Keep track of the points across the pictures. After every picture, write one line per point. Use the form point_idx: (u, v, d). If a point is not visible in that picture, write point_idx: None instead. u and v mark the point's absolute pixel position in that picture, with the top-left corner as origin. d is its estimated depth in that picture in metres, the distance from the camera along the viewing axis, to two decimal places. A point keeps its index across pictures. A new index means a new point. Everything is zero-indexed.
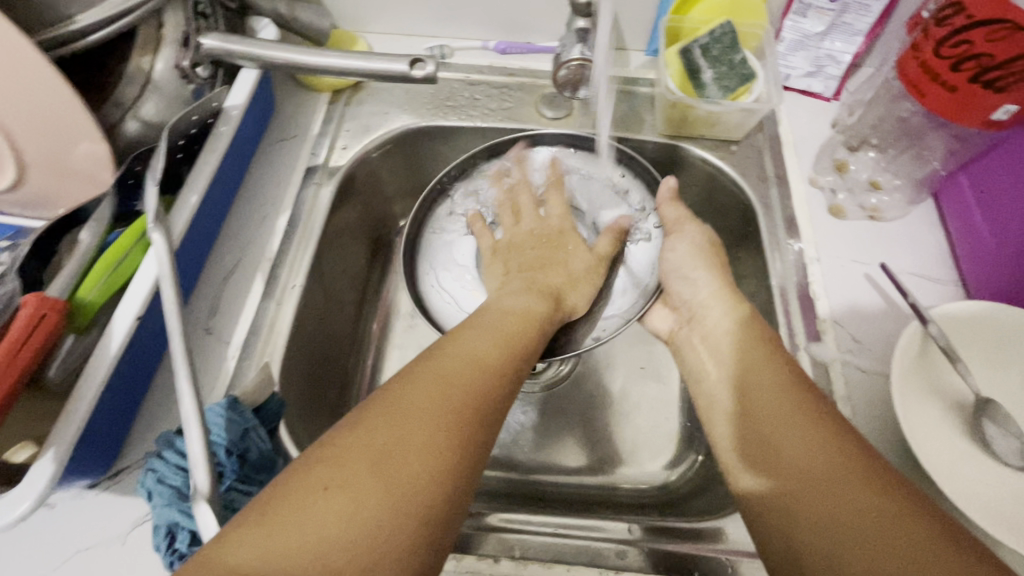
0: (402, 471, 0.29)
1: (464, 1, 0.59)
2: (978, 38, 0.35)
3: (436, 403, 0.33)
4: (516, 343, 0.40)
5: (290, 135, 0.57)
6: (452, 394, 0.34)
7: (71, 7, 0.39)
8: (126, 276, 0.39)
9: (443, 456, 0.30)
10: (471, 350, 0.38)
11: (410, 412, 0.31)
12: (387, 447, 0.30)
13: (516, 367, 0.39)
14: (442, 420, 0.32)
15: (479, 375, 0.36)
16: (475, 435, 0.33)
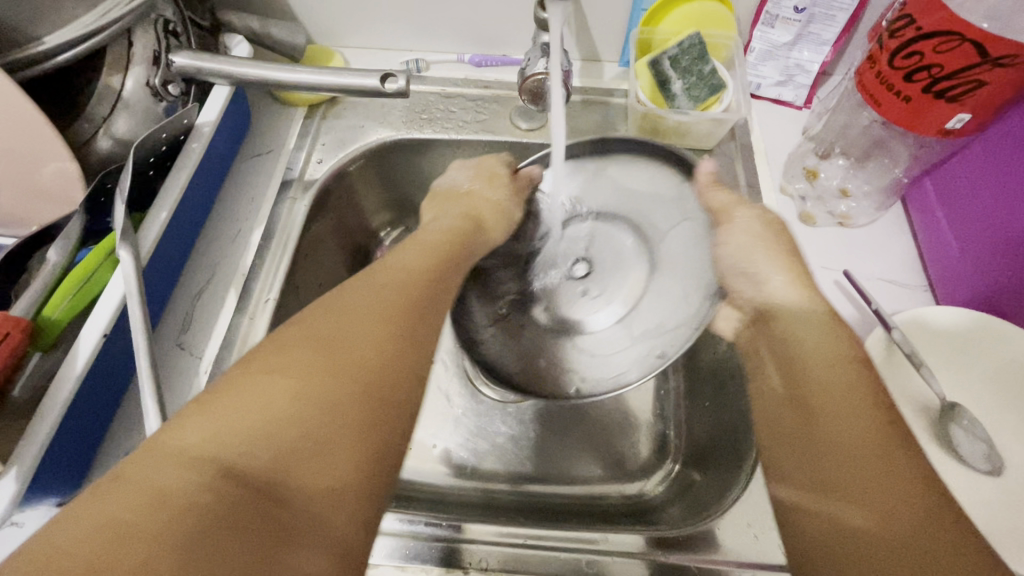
0: (341, 352, 0.32)
1: (438, 15, 0.60)
2: (927, 49, 0.36)
3: (384, 305, 0.36)
4: (447, 251, 0.44)
5: (266, 150, 0.57)
6: (398, 299, 0.37)
7: (40, 28, 0.40)
8: (93, 293, 0.39)
9: (382, 339, 0.34)
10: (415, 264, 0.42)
11: (348, 311, 0.35)
12: (333, 342, 0.33)
13: (449, 271, 0.43)
14: (379, 313, 0.35)
15: (412, 279, 0.40)
16: (414, 324, 0.36)
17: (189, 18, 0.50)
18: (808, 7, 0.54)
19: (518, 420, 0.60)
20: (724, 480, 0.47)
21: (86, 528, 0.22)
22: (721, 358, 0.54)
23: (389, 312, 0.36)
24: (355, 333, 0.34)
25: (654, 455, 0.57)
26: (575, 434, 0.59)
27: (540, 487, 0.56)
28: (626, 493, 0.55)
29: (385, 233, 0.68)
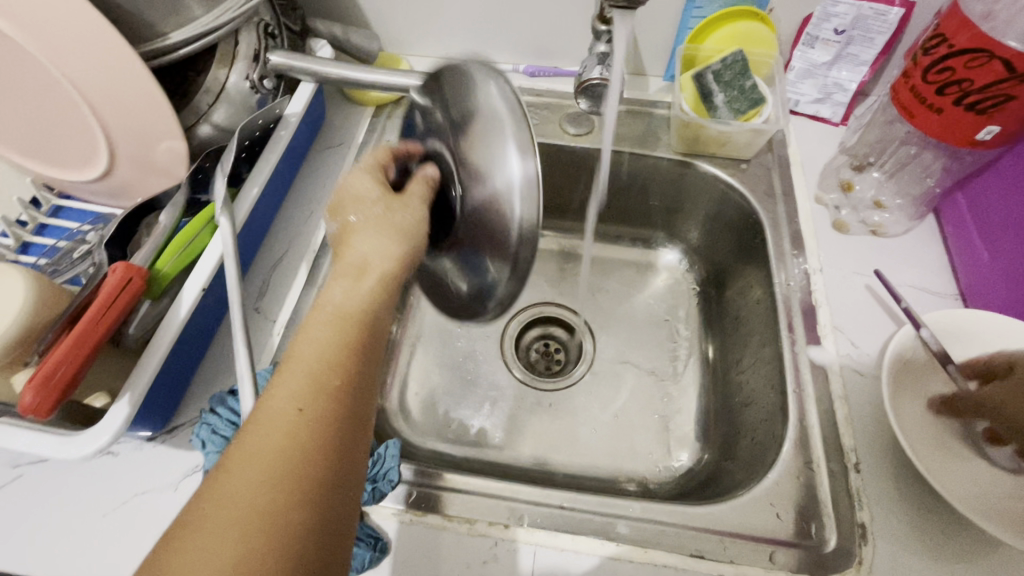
0: (232, 533, 0.26)
1: (499, 29, 0.66)
2: (958, 65, 0.40)
3: (301, 403, 0.30)
4: (353, 340, 0.34)
5: (337, 143, 0.63)
6: (305, 421, 0.30)
7: (167, 26, 0.46)
8: (195, 253, 0.44)
9: (277, 501, 0.27)
10: (324, 346, 0.33)
11: (236, 473, 0.28)
12: (229, 501, 0.27)
13: (352, 372, 0.33)
14: (274, 471, 0.28)
15: (310, 403, 0.30)
16: (322, 466, 0.29)
17: (283, 23, 0.57)
18: (847, 29, 0.57)
19: (553, 406, 0.63)
20: (753, 467, 0.49)
21: None
22: (752, 357, 0.57)
23: (299, 439, 0.29)
24: (256, 484, 0.27)
25: (681, 447, 0.60)
26: (606, 422, 0.62)
27: (573, 469, 0.59)
28: (654, 480, 0.58)
29: None
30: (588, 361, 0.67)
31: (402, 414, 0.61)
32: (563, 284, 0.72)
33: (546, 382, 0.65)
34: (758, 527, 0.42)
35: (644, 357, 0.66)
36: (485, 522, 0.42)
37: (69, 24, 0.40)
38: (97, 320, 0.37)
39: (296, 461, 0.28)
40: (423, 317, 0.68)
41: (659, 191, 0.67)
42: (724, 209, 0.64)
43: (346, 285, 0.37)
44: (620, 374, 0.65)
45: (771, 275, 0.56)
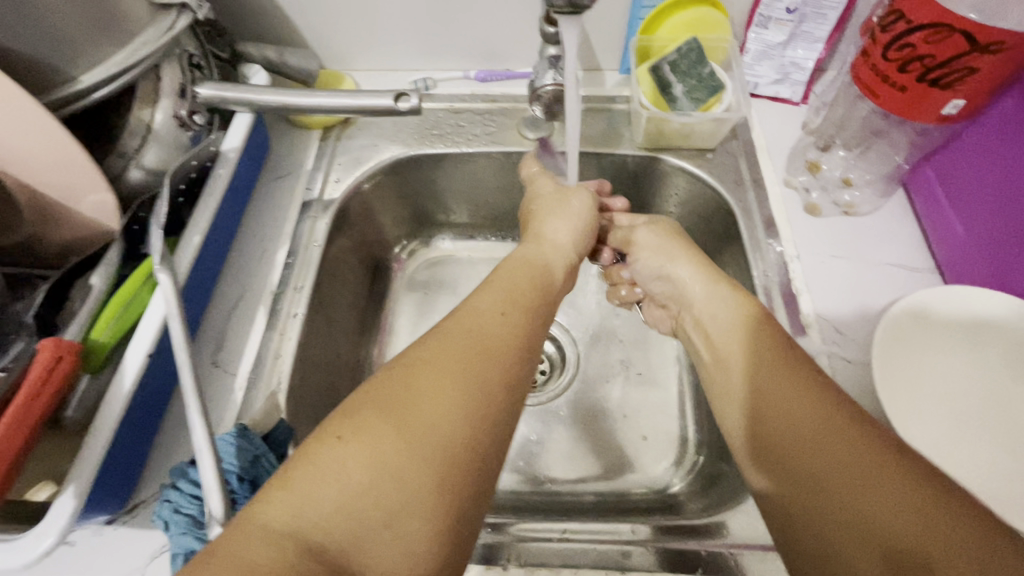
0: (417, 415, 0.30)
1: (444, 34, 0.63)
2: (919, 41, 0.39)
3: (484, 332, 0.36)
4: (522, 298, 0.41)
5: (285, 173, 0.60)
6: (508, 319, 0.38)
7: (73, 69, 0.42)
8: (136, 315, 0.41)
9: (481, 403, 0.32)
10: (483, 319, 0.37)
11: (443, 367, 0.33)
12: (434, 414, 0.30)
13: (528, 322, 0.39)
14: (472, 374, 0.33)
15: (500, 326, 0.37)
16: (499, 380, 0.34)
17: (210, 51, 0.53)
18: (799, 7, 0.56)
19: (541, 423, 0.61)
20: None
21: (341, 525, 0.26)
22: None
23: (471, 378, 0.33)
24: (443, 412, 0.31)
25: (676, 450, 0.58)
26: (599, 431, 0.60)
27: (570, 485, 0.57)
28: (652, 488, 0.56)
29: (400, 247, 0.70)
30: (572, 370, 0.65)
31: None
32: None
33: (533, 398, 0.63)
34: (763, 534, 0.41)
35: (631, 358, 0.64)
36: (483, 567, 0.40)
37: None
38: (25, 408, 0.33)
39: (497, 352, 0.35)
40: (397, 345, 0.65)
41: (626, 188, 0.65)
42: (695, 200, 0.62)
43: (532, 247, 0.49)
44: (608, 380, 0.63)
45: (749, 266, 0.54)
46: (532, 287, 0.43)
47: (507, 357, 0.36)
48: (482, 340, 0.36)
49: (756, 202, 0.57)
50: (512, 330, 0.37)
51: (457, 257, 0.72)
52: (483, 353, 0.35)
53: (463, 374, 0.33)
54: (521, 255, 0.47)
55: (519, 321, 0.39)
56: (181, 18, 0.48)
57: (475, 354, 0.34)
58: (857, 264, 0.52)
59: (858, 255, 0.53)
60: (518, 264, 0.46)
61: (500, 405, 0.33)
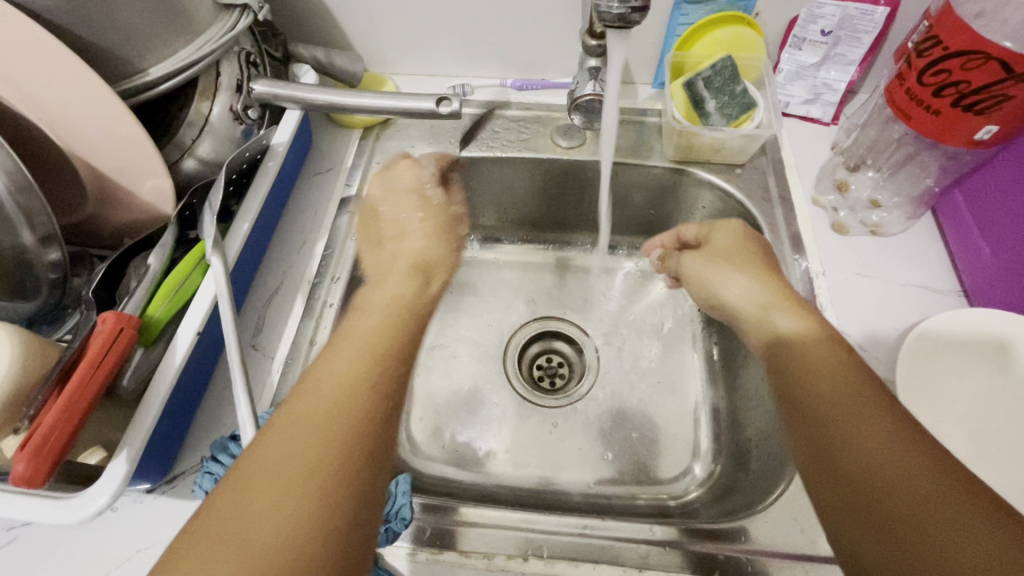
0: (245, 542, 0.26)
1: (484, 42, 0.65)
2: (954, 67, 0.40)
3: (326, 407, 0.32)
4: (378, 354, 0.37)
5: (325, 169, 0.62)
6: (357, 382, 0.34)
7: (143, 62, 0.45)
8: (187, 295, 0.43)
9: (325, 501, 0.28)
10: (336, 383, 0.34)
11: (276, 469, 0.28)
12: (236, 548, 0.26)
13: (385, 377, 0.35)
14: (310, 468, 0.29)
15: (357, 396, 0.33)
16: (350, 468, 0.30)
17: (265, 50, 0.55)
18: (834, 30, 0.57)
19: (558, 424, 0.62)
20: (769, 479, 0.49)
21: None
22: (759, 365, 0.56)
23: (311, 476, 0.28)
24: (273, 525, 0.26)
25: (693, 458, 0.59)
26: (617, 436, 0.61)
27: (586, 487, 0.58)
28: (668, 494, 0.57)
29: None
30: (591, 375, 0.66)
31: (411, 443, 0.60)
32: (562, 297, 0.71)
33: (551, 400, 0.64)
34: (780, 542, 0.42)
35: (651, 366, 0.65)
36: (503, 555, 0.42)
37: (52, 78, 0.39)
38: (87, 377, 0.35)
39: (347, 429, 0.31)
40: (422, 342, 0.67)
41: (653, 199, 0.66)
42: (722, 214, 0.63)
43: (395, 280, 0.46)
44: (627, 386, 0.64)
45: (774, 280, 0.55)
46: (389, 334, 0.39)
47: (331, 441, 0.30)
48: (324, 420, 0.31)
49: (783, 218, 0.58)
50: (362, 395, 0.33)
51: (482, 259, 0.73)
52: (328, 437, 0.30)
53: (302, 471, 0.28)
54: (387, 293, 0.44)
55: (371, 374, 0.35)
56: (242, 17, 0.50)
57: (318, 441, 0.30)
58: (883, 283, 0.53)
59: (884, 275, 0.54)
60: (366, 316, 0.41)
61: (326, 500, 0.28)
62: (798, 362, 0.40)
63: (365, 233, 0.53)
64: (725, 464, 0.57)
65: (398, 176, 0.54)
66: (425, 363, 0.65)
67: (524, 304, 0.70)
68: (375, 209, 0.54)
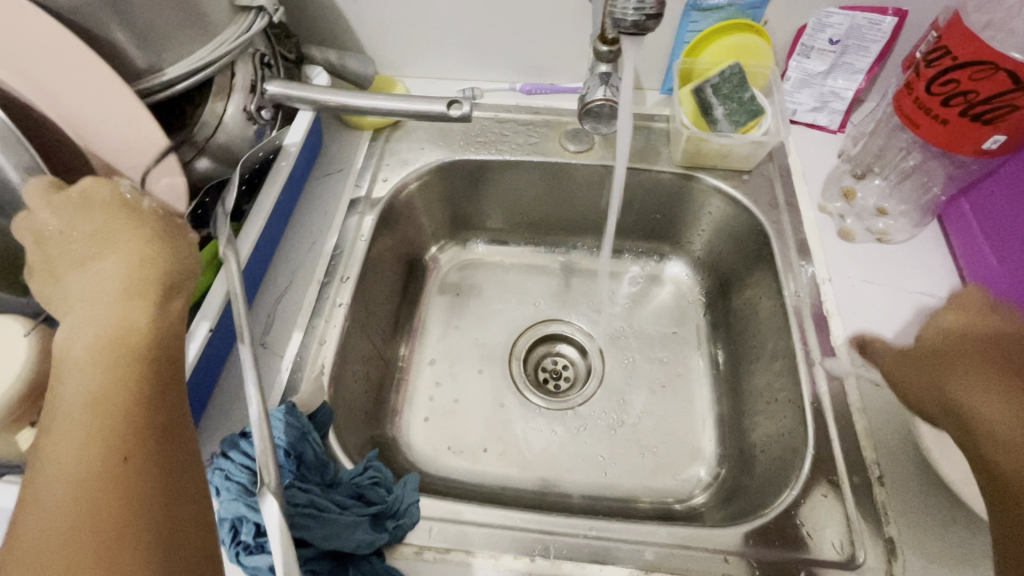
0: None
1: (495, 47, 0.66)
2: (962, 77, 0.41)
3: (74, 426, 0.28)
4: (114, 339, 0.30)
5: (336, 170, 0.63)
6: (114, 387, 0.29)
7: (161, 62, 0.45)
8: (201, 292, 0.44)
9: (104, 505, 0.26)
10: (85, 394, 0.29)
11: (42, 499, 0.26)
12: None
13: (127, 371, 0.29)
14: (75, 492, 0.26)
15: (91, 407, 0.28)
16: (137, 457, 0.27)
17: (279, 52, 0.56)
18: (842, 39, 0.58)
19: (563, 427, 0.62)
20: (774, 484, 0.49)
21: None
22: (765, 370, 0.56)
23: (81, 492, 0.26)
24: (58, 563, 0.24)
25: (698, 462, 0.59)
26: (622, 439, 0.61)
27: (591, 490, 0.58)
28: (673, 498, 0.57)
29: (436, 248, 0.72)
30: (597, 378, 0.66)
31: (417, 443, 0.60)
32: (568, 300, 0.71)
33: (555, 402, 0.64)
34: (786, 546, 0.42)
35: (657, 370, 0.65)
36: (510, 556, 0.42)
37: (75, 79, 0.40)
38: None
39: (115, 432, 0.28)
40: (429, 343, 0.67)
41: (660, 204, 0.67)
42: (728, 219, 0.63)
43: (110, 260, 0.33)
44: (633, 389, 0.64)
45: (780, 286, 0.55)
46: (138, 290, 0.32)
47: (108, 436, 0.27)
48: (91, 420, 0.28)
49: (790, 225, 0.58)
50: (111, 394, 0.29)
51: (489, 261, 0.74)
52: (103, 445, 0.27)
53: (58, 498, 0.26)
54: (103, 270, 0.33)
55: (98, 375, 0.29)
56: (258, 19, 0.51)
57: (92, 443, 0.27)
58: (890, 290, 0.54)
59: (890, 282, 0.54)
60: (108, 281, 0.32)
61: (121, 481, 0.26)
62: (948, 384, 0.36)
63: (37, 274, 0.34)
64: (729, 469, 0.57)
65: (93, 196, 0.36)
66: (431, 363, 0.66)
67: (530, 306, 0.71)
68: (45, 241, 0.35)
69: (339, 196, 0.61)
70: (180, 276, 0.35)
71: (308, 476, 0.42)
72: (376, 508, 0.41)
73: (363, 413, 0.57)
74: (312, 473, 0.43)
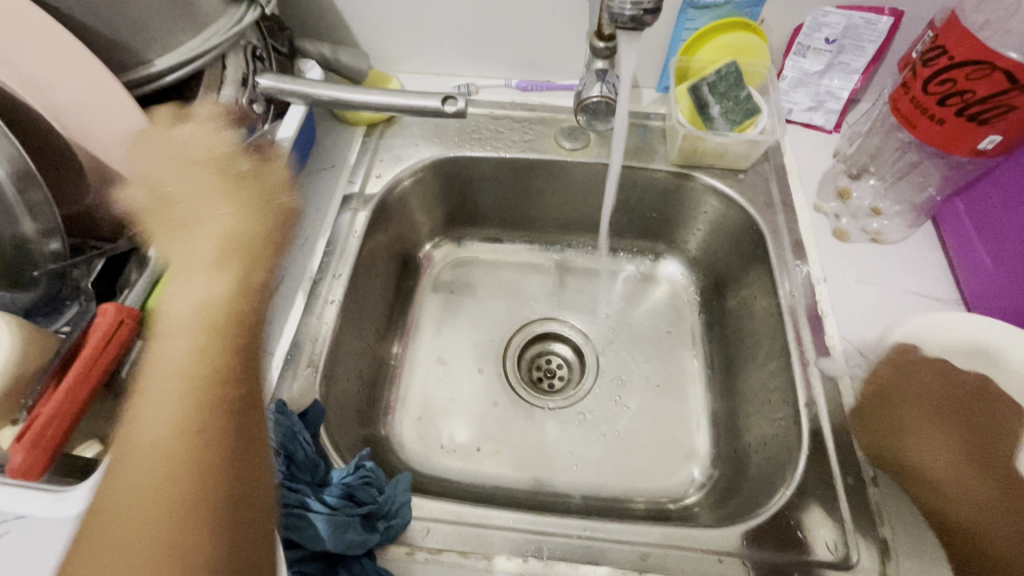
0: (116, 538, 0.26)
1: (491, 43, 0.65)
2: (960, 77, 0.41)
3: (172, 379, 0.30)
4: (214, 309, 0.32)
5: (329, 166, 0.62)
6: (209, 352, 0.31)
7: (149, 53, 0.44)
8: (188, 289, 0.43)
9: (193, 475, 0.28)
10: (186, 358, 0.31)
11: (142, 449, 0.28)
12: (121, 546, 0.26)
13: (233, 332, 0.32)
14: (174, 452, 0.28)
15: (198, 361, 0.31)
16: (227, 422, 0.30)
17: (271, 45, 0.55)
18: (838, 38, 0.58)
19: (556, 426, 0.62)
20: (769, 485, 0.49)
21: None
22: (760, 370, 0.56)
23: (177, 456, 0.28)
24: (144, 517, 0.27)
25: (692, 462, 0.59)
26: (617, 439, 0.61)
27: (585, 490, 0.58)
28: (666, 498, 0.57)
29: (430, 245, 0.72)
30: (592, 377, 0.65)
31: (409, 442, 0.60)
32: (563, 298, 0.71)
33: (549, 401, 0.64)
34: (780, 547, 0.42)
35: (651, 370, 0.65)
36: (503, 557, 0.42)
37: (59, 69, 0.39)
38: (85, 370, 0.35)
39: (213, 396, 0.30)
40: (422, 341, 0.67)
41: (655, 203, 0.67)
42: (724, 219, 0.63)
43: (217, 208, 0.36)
44: (627, 388, 0.64)
45: (775, 285, 0.55)
46: (246, 244, 0.35)
47: (200, 397, 0.30)
48: (189, 379, 0.30)
49: (785, 225, 0.58)
50: (207, 360, 0.31)
51: (483, 259, 0.73)
52: (205, 411, 0.30)
53: (160, 457, 0.28)
54: (218, 221, 0.35)
55: (196, 346, 0.31)
56: (250, 11, 0.50)
57: (193, 407, 0.29)
58: (884, 290, 0.54)
59: (885, 282, 0.54)
60: (202, 244, 0.34)
61: (215, 455, 0.29)
62: (908, 434, 0.45)
63: (154, 216, 0.37)
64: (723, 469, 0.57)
65: (194, 147, 0.39)
66: (425, 362, 0.65)
67: (525, 305, 0.70)
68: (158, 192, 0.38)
69: (332, 192, 0.60)
70: (281, 239, 0.37)
71: (297, 476, 0.42)
72: (367, 508, 0.41)
73: (355, 411, 0.56)
74: (302, 473, 0.42)
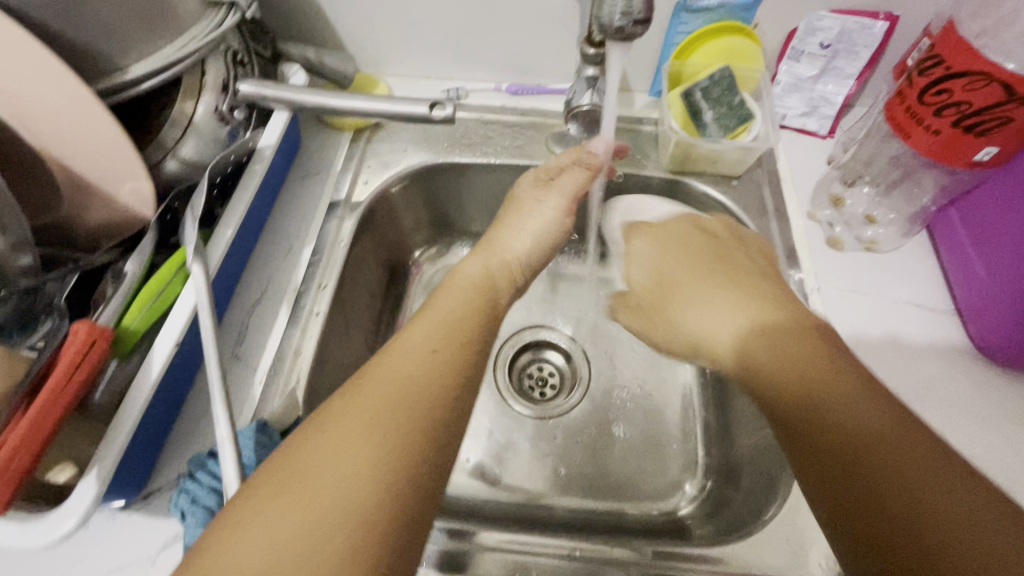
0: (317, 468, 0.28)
1: (480, 46, 0.64)
2: (956, 87, 0.40)
3: (431, 333, 0.38)
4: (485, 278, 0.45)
5: (314, 172, 0.61)
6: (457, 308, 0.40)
7: (124, 59, 0.43)
8: (166, 305, 0.41)
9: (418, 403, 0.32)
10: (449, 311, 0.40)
11: (402, 376, 0.34)
12: (328, 468, 0.28)
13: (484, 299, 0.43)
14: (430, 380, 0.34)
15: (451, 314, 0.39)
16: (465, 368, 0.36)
17: (253, 49, 0.54)
18: (832, 44, 0.57)
19: (546, 437, 0.61)
20: (760, 498, 0.48)
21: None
22: None
23: (410, 393, 0.32)
24: (356, 457, 0.29)
25: (684, 473, 0.58)
26: (608, 450, 0.60)
27: (575, 502, 0.57)
28: (657, 510, 0.56)
29: (419, 252, 0.71)
30: (583, 385, 0.64)
31: None
32: (554, 305, 0.70)
33: (539, 411, 0.63)
34: (770, 565, 0.42)
35: (643, 378, 0.64)
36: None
37: (23, 75, 0.37)
38: (56, 392, 0.33)
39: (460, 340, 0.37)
40: None
41: None
42: None
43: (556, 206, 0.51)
44: (619, 397, 0.63)
45: None
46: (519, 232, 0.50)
47: (451, 341, 0.37)
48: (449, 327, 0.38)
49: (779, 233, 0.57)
50: (448, 323, 0.38)
51: None
52: (423, 353, 0.36)
53: (394, 389, 0.32)
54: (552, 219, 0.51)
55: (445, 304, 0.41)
56: (230, 15, 0.49)
57: (436, 349, 0.36)
58: (878, 300, 0.53)
59: (879, 292, 0.53)
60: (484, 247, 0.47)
61: (421, 401, 0.32)
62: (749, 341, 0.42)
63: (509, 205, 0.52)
64: (715, 481, 0.56)
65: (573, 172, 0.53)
66: None
67: (516, 312, 0.69)
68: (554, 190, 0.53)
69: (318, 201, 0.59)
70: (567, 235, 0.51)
71: None
72: None
73: None
74: None
